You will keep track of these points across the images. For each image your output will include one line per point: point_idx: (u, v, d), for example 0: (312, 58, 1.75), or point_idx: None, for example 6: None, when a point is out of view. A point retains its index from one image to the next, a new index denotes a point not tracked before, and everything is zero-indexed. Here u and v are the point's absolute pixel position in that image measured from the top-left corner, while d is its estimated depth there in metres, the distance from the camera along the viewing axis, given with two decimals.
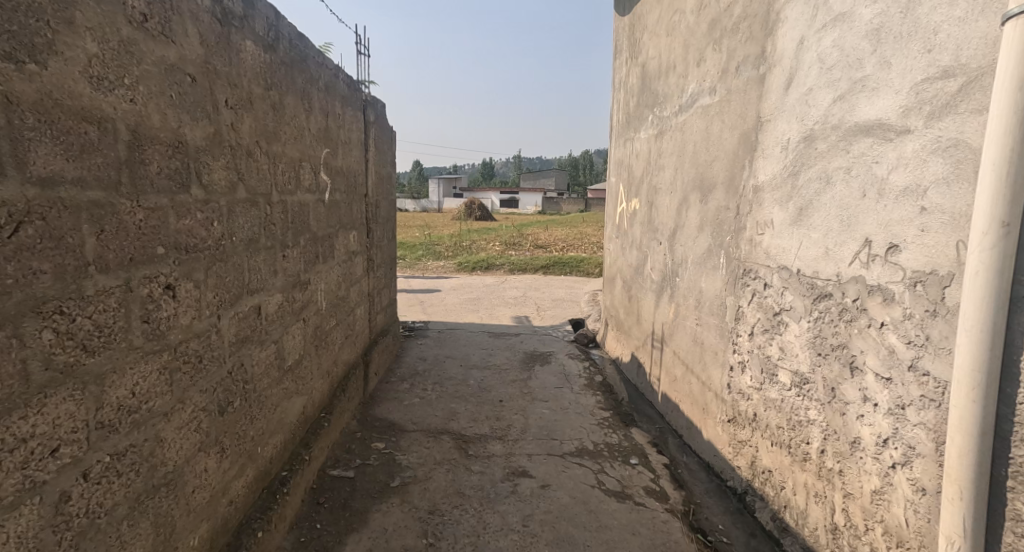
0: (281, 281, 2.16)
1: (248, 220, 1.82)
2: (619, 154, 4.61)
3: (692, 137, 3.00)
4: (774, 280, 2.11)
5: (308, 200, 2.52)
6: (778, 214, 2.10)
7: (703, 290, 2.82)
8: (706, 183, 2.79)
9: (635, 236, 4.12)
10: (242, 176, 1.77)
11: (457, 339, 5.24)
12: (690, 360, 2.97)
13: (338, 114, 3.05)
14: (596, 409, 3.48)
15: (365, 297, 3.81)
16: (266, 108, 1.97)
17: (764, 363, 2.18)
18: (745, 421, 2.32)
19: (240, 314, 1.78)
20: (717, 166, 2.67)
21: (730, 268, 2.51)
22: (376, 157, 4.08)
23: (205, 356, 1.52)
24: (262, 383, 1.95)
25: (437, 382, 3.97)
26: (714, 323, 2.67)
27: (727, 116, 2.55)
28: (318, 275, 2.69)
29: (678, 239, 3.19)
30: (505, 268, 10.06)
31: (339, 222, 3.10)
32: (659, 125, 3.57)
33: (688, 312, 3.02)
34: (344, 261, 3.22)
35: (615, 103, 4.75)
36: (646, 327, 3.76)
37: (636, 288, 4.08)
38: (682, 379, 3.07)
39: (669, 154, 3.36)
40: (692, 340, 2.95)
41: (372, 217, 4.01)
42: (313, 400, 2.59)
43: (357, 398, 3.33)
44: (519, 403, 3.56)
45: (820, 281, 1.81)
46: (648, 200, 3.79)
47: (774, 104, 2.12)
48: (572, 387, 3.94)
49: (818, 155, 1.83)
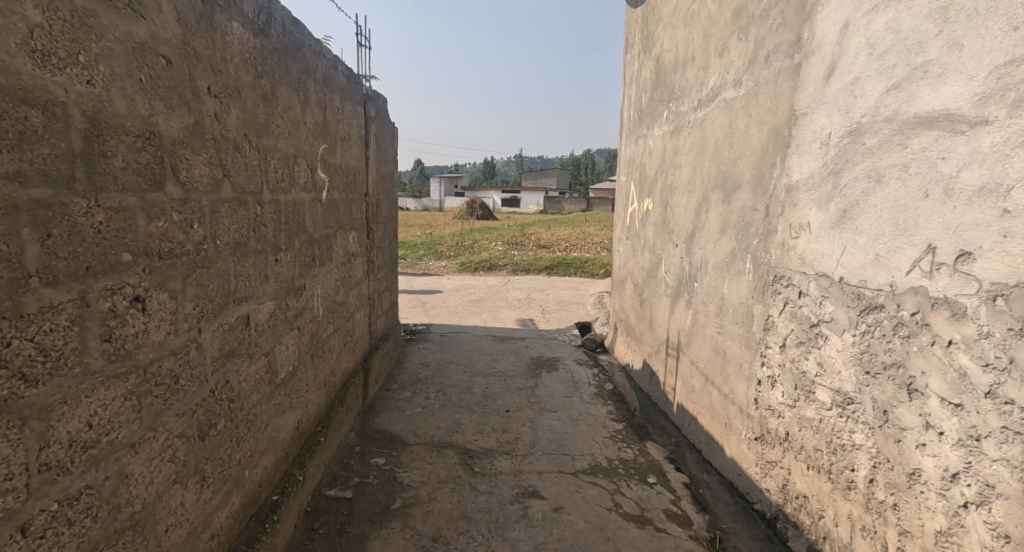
0: (273, 287, 1.98)
1: (234, 221, 1.65)
2: (630, 152, 4.44)
3: (713, 133, 2.82)
4: (812, 289, 1.94)
5: (304, 200, 2.35)
6: (816, 216, 1.92)
7: (726, 297, 2.65)
8: (730, 182, 2.62)
9: (647, 237, 3.94)
10: (228, 172, 1.60)
11: (460, 343, 5.07)
12: (710, 371, 2.79)
13: (337, 108, 2.88)
14: (607, 420, 3.30)
15: (365, 300, 3.63)
16: (256, 98, 1.79)
17: (798, 379, 2.01)
18: (775, 441, 2.15)
19: (225, 326, 1.60)
20: (742, 164, 2.50)
21: (757, 273, 2.34)
22: (377, 154, 3.90)
23: (184, 376, 1.35)
24: (250, 401, 1.77)
25: (440, 390, 3.80)
26: (739, 332, 2.49)
27: (754, 110, 2.37)
28: (314, 279, 2.51)
29: (696, 241, 3.01)
30: (508, 268, 9.89)
31: (337, 222, 2.92)
32: (675, 121, 3.39)
33: (708, 319, 2.84)
34: (342, 264, 3.04)
35: (626, 100, 4.57)
36: (660, 334, 3.58)
37: (648, 292, 3.90)
38: (701, 391, 2.89)
39: (686, 151, 3.19)
40: (712, 349, 2.78)
41: (372, 217, 3.83)
42: (309, 414, 2.42)
43: (355, 408, 3.15)
44: (527, 414, 3.38)
45: (868, 292, 1.64)
46: (662, 201, 3.61)
47: (813, 97, 1.94)
48: (582, 395, 3.77)
49: (867, 151, 1.65)
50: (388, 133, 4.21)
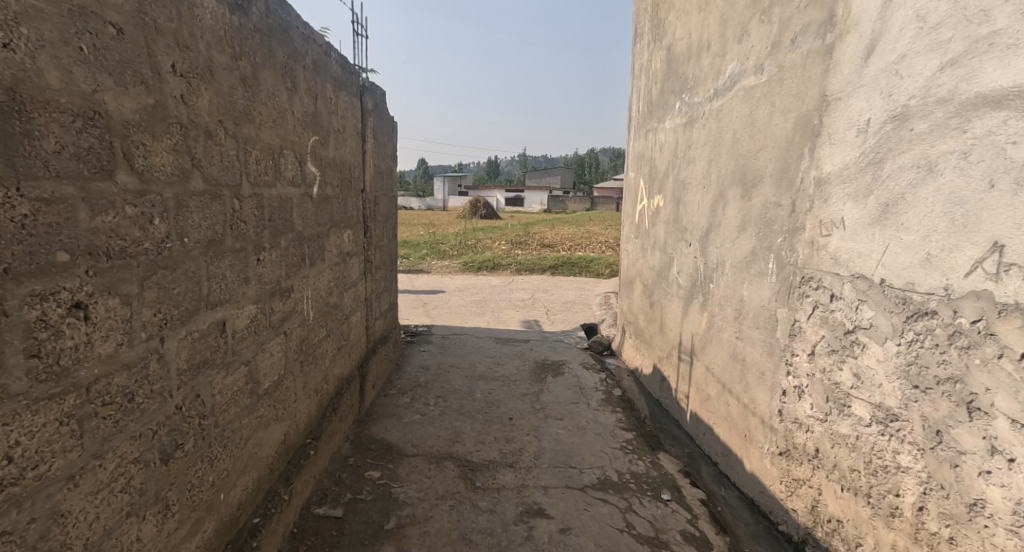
0: (254, 288, 1.81)
1: (206, 216, 1.47)
2: (639, 147, 4.25)
3: (731, 124, 2.64)
4: (847, 293, 1.76)
5: (293, 195, 2.19)
6: (852, 211, 1.73)
7: (746, 299, 2.46)
8: (750, 176, 2.44)
9: (658, 236, 3.76)
10: (199, 162, 1.42)
11: (462, 345, 4.90)
12: (728, 379, 2.61)
13: (330, 98, 2.71)
14: (617, 429, 3.13)
15: (362, 302, 3.46)
16: (234, 81, 1.62)
17: (830, 390, 1.83)
18: (803, 457, 1.97)
19: (196, 333, 1.42)
20: (763, 157, 2.32)
21: (781, 274, 2.16)
22: (375, 149, 3.74)
23: (141, 392, 1.18)
24: (227, 415, 1.60)
25: (441, 396, 3.64)
26: (760, 338, 2.31)
27: (778, 98, 2.19)
28: (304, 280, 2.35)
29: (712, 240, 2.84)
30: (511, 268, 9.71)
31: (330, 220, 2.75)
32: (688, 113, 3.21)
33: (726, 324, 2.67)
34: (336, 264, 2.87)
35: (635, 93, 4.39)
36: (673, 337, 3.40)
37: (658, 293, 3.72)
38: (718, 399, 2.72)
39: (701, 145, 3.01)
40: (730, 355, 2.60)
41: (370, 215, 3.67)
42: (297, 425, 2.25)
43: (350, 416, 2.99)
44: (532, 422, 3.21)
45: (916, 295, 1.46)
46: (675, 198, 3.43)
47: (849, 80, 1.76)
48: (589, 401, 3.59)
49: (915, 137, 1.47)
50: (387, 127, 4.04)
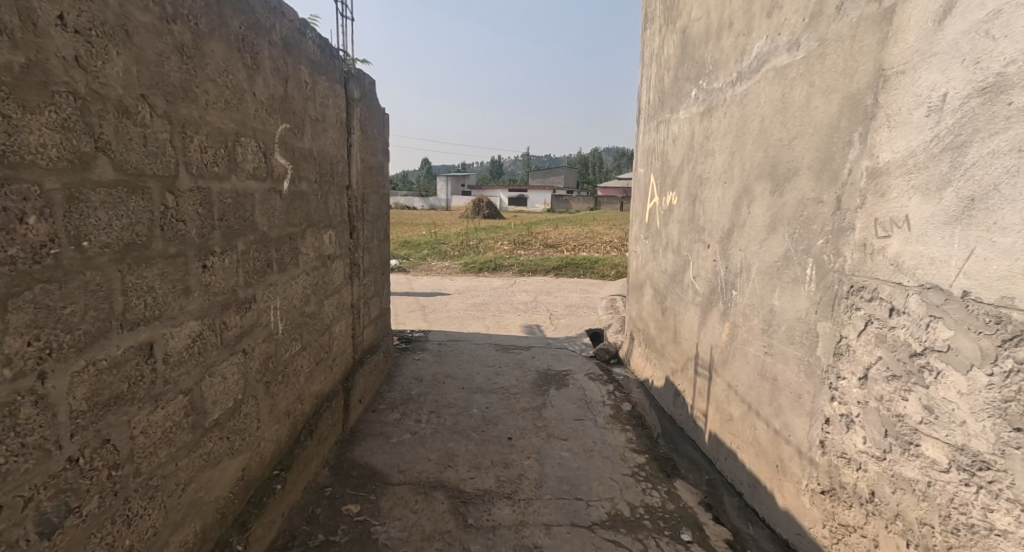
0: (196, 300, 1.50)
1: (119, 213, 1.17)
2: (649, 141, 3.95)
3: (758, 110, 2.34)
4: (913, 306, 1.45)
5: (255, 190, 1.89)
6: (921, 207, 1.43)
7: (778, 309, 2.16)
8: (782, 168, 2.14)
9: (670, 236, 3.45)
10: (108, 143, 1.13)
11: (460, 353, 4.60)
12: (755, 400, 2.31)
13: (305, 83, 2.41)
14: (627, 451, 2.84)
15: (347, 309, 3.17)
16: (168, 50, 1.34)
17: (890, 424, 1.52)
18: (852, 500, 1.67)
19: (104, 362, 1.13)
20: (798, 146, 2.02)
21: (822, 281, 1.86)
22: (363, 143, 3.44)
23: (5, 449, 0.92)
24: (155, 460, 1.30)
25: (434, 411, 3.34)
26: (795, 355, 2.01)
27: (819, 76, 1.89)
28: (271, 287, 2.06)
29: (735, 241, 2.54)
30: (513, 269, 9.39)
31: (305, 219, 2.45)
32: (706, 101, 2.90)
33: (752, 337, 2.37)
34: (314, 268, 2.58)
35: (645, 82, 4.08)
36: (689, 348, 3.10)
37: (672, 299, 3.42)
38: (742, 422, 2.43)
39: (721, 135, 2.71)
40: (757, 373, 2.31)
41: (357, 215, 3.37)
42: (262, 456, 1.96)
43: (331, 437, 2.70)
44: (533, 443, 2.91)
45: (1016, 314, 1.18)
46: (690, 195, 3.12)
47: (915, 49, 1.45)
48: (596, 417, 3.29)
49: (1014, 114, 1.19)
50: (377, 118, 3.74)
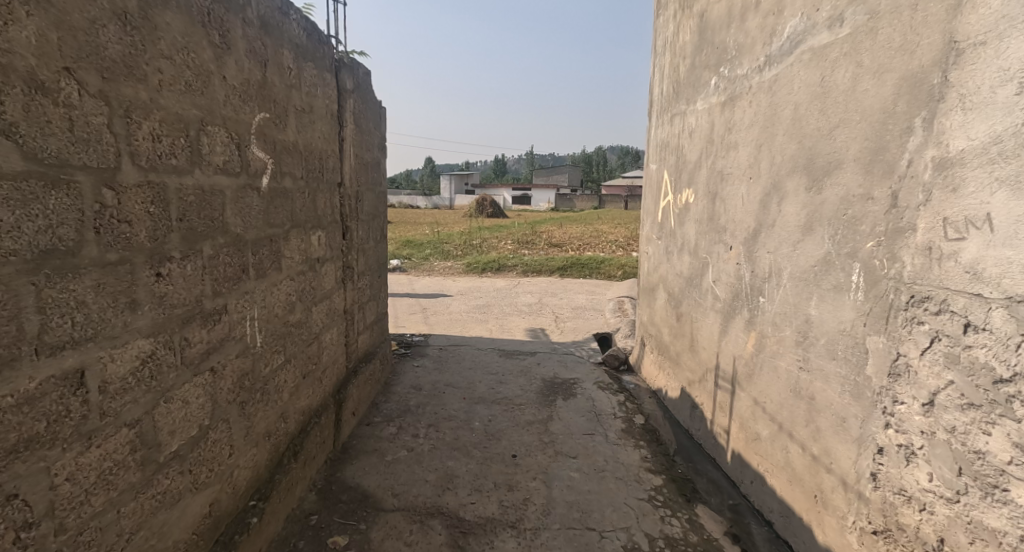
0: (147, 315, 1.27)
1: (32, 213, 0.97)
2: (663, 134, 3.70)
3: (789, 97, 2.11)
4: (996, 323, 1.23)
5: (226, 187, 1.67)
6: (1008, 203, 1.21)
7: (815, 320, 1.92)
8: (820, 162, 1.91)
9: (687, 236, 3.22)
10: (13, 126, 0.94)
11: (461, 359, 4.38)
12: (787, 420, 2.08)
13: (288, 70, 2.18)
14: (642, 471, 2.62)
15: (339, 315, 2.95)
16: (108, 17, 1.12)
17: (967, 463, 1.31)
18: (914, 546, 1.45)
19: (13, 399, 0.94)
20: (841, 136, 1.79)
21: (873, 290, 1.62)
22: (356, 137, 3.22)
23: None
24: (87, 510, 1.09)
25: (433, 424, 3.12)
26: (837, 373, 1.78)
27: (868, 55, 1.65)
28: (247, 295, 1.84)
29: (762, 242, 2.31)
30: (518, 269, 9.16)
31: (289, 220, 2.23)
32: (728, 90, 2.67)
33: (782, 349, 2.14)
34: (299, 273, 2.35)
35: (658, 72, 3.84)
36: (708, 358, 2.87)
37: (688, 304, 3.18)
38: (770, 443, 2.21)
39: (746, 125, 2.48)
40: (788, 389, 2.08)
41: (351, 214, 3.15)
42: (236, 487, 1.74)
43: (319, 456, 2.48)
44: (539, 462, 2.70)
45: None
46: (710, 193, 2.88)
47: (1003, 14, 1.22)
48: (607, 432, 3.07)
49: None
50: (372, 110, 3.51)
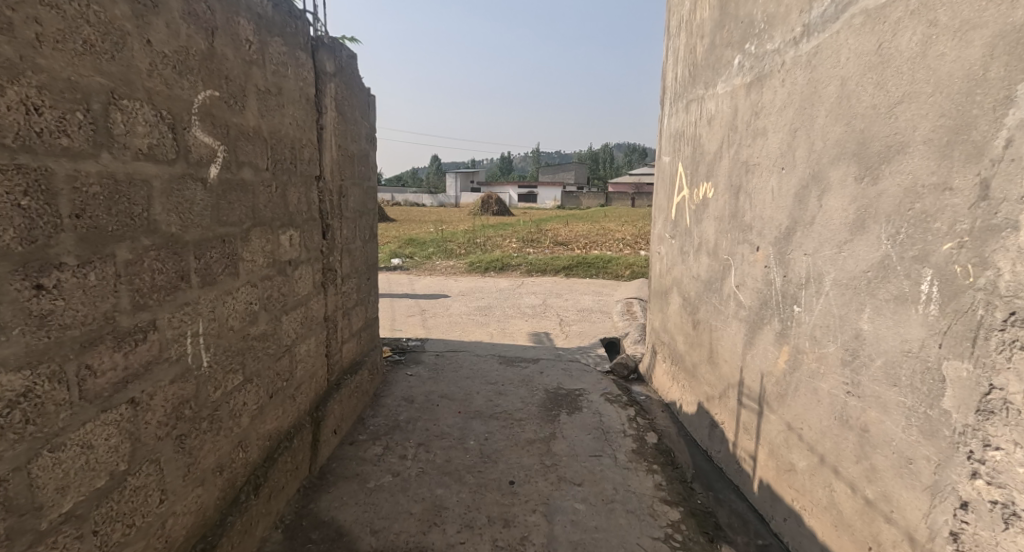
0: (17, 340, 0.99)
1: None
2: (678, 123, 3.38)
3: (832, 72, 1.79)
4: None
5: (154, 176, 1.36)
6: None
7: (868, 337, 1.60)
8: (874, 146, 1.59)
9: (705, 235, 2.90)
10: None
11: (458, 367, 4.07)
12: (831, 452, 1.76)
13: (247, 43, 1.88)
14: (657, 502, 2.32)
15: (318, 323, 2.65)
16: None
17: None
18: None
19: None
20: (904, 113, 1.48)
21: (953, 303, 1.31)
22: (339, 126, 2.91)
23: None
24: None
25: (424, 443, 2.82)
26: (898, 403, 1.47)
27: (946, 11, 1.35)
28: (188, 306, 1.53)
29: (796, 243, 1.99)
30: (521, 268, 8.84)
31: (249, 217, 1.93)
32: (755, 69, 2.34)
33: (824, 368, 1.82)
34: (263, 278, 2.04)
35: (671, 55, 3.51)
36: (730, 373, 2.55)
37: (707, 311, 2.86)
38: (807, 478, 1.90)
39: (776, 107, 2.16)
40: (831, 417, 1.77)
41: (332, 210, 2.84)
42: (170, 539, 1.45)
43: (288, 486, 2.19)
44: (539, 490, 2.40)
45: None
46: (733, 186, 2.55)
47: None
48: (616, 452, 2.76)
49: None
50: (358, 97, 3.21)
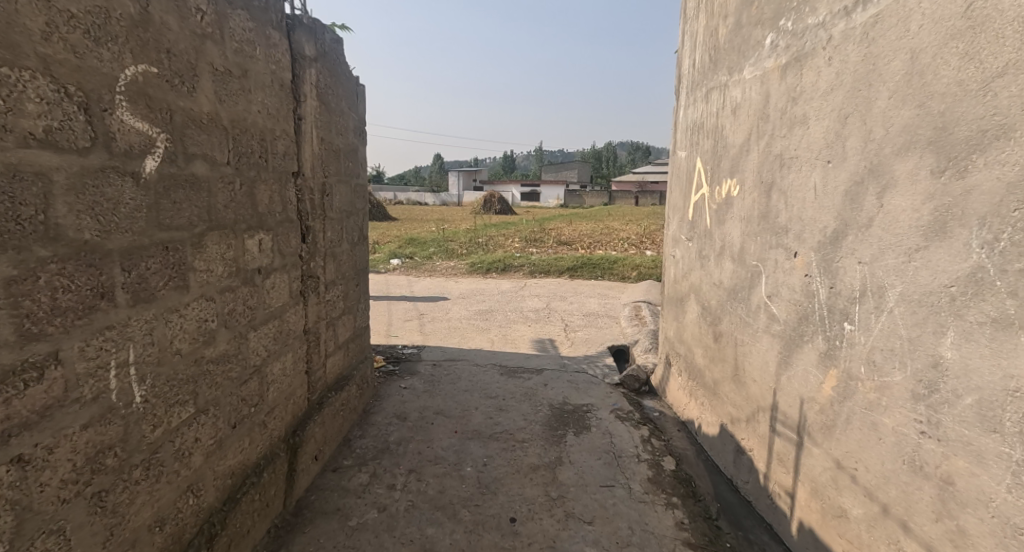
0: None
1: None
2: (696, 114, 3.07)
3: (897, 43, 1.49)
4: None
5: (56, 168, 1.08)
6: None
7: (953, 368, 1.30)
8: (961, 132, 1.29)
9: (729, 237, 2.59)
10: None
11: (455, 378, 3.77)
12: (898, 502, 1.46)
13: (198, 13, 1.58)
14: (679, 545, 2.02)
15: (295, 337, 2.35)
16: None
17: None
18: None
19: None
20: (1008, 88, 1.18)
21: None
22: (321, 116, 2.62)
23: None
24: None
25: (415, 470, 2.53)
26: (1003, 455, 1.19)
27: None
28: (114, 330, 1.24)
29: (846, 248, 1.69)
30: (524, 269, 8.54)
31: (204, 218, 1.63)
32: (792, 48, 2.03)
33: (886, 400, 1.52)
34: (223, 290, 1.74)
35: (689, 39, 3.20)
36: (761, 395, 2.24)
37: (732, 323, 2.55)
38: (864, 528, 1.60)
39: (819, 91, 1.86)
40: (897, 460, 1.47)
41: (313, 211, 2.53)
42: None
43: (254, 530, 1.90)
44: (544, 529, 2.10)
45: None
46: (763, 183, 2.25)
47: None
48: (630, 481, 2.46)
49: None
50: (343, 85, 2.90)
